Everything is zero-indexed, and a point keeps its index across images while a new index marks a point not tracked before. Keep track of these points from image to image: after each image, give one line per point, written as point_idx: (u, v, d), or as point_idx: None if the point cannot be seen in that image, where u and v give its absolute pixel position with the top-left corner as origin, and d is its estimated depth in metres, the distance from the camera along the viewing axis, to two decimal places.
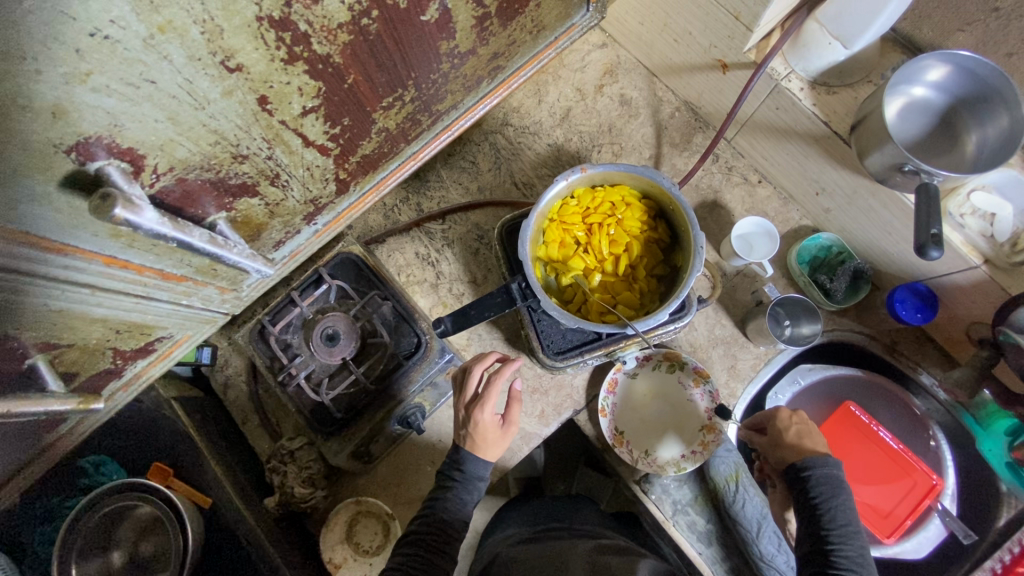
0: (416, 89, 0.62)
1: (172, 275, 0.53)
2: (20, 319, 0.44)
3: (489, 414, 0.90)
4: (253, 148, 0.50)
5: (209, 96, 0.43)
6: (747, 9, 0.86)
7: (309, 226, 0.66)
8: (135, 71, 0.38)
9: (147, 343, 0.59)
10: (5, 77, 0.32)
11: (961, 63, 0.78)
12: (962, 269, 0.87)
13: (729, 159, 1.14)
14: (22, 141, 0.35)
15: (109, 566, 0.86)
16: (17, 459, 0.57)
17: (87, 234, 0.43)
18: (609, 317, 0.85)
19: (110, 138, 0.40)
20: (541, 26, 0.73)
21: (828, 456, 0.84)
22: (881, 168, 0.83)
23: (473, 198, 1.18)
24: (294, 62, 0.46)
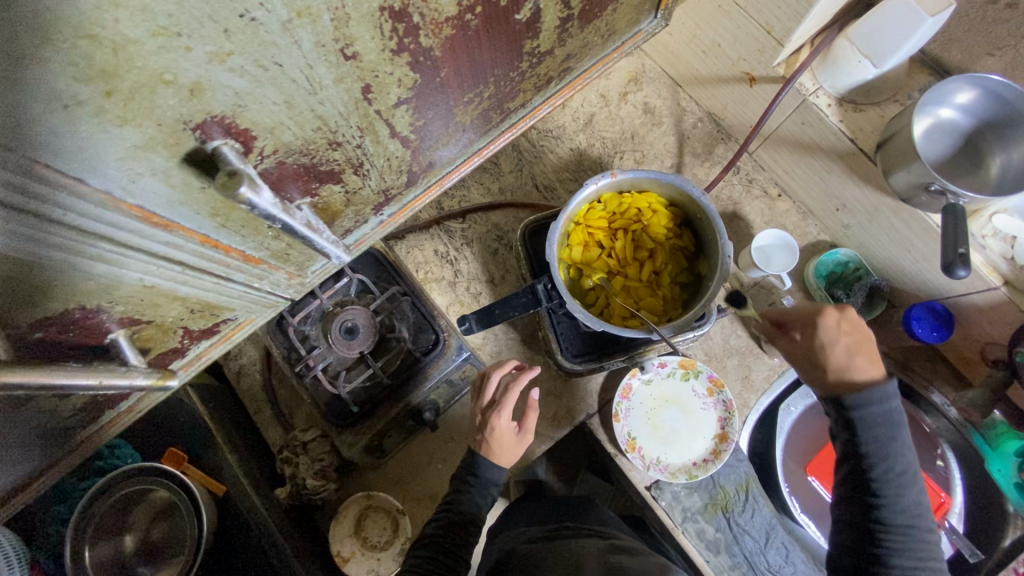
0: (497, 84, 0.61)
1: (253, 257, 0.52)
2: (114, 293, 0.42)
3: (505, 420, 0.91)
4: (348, 136, 0.49)
5: (323, 82, 0.42)
6: (779, 23, 0.87)
7: (376, 215, 0.64)
8: (268, 54, 0.37)
9: (214, 324, 0.55)
10: (159, 52, 0.32)
11: (990, 86, 0.80)
12: (980, 290, 0.88)
13: (750, 171, 1.15)
14: (158, 116, 0.34)
15: (121, 551, 0.86)
16: (59, 442, 0.51)
17: (190, 212, 0.42)
18: (631, 321, 0.85)
19: (230, 118, 0.39)
20: (613, 30, 0.73)
21: (887, 388, 0.71)
22: (905, 187, 0.84)
23: (494, 199, 1.18)
24: (400, 54, 0.46)
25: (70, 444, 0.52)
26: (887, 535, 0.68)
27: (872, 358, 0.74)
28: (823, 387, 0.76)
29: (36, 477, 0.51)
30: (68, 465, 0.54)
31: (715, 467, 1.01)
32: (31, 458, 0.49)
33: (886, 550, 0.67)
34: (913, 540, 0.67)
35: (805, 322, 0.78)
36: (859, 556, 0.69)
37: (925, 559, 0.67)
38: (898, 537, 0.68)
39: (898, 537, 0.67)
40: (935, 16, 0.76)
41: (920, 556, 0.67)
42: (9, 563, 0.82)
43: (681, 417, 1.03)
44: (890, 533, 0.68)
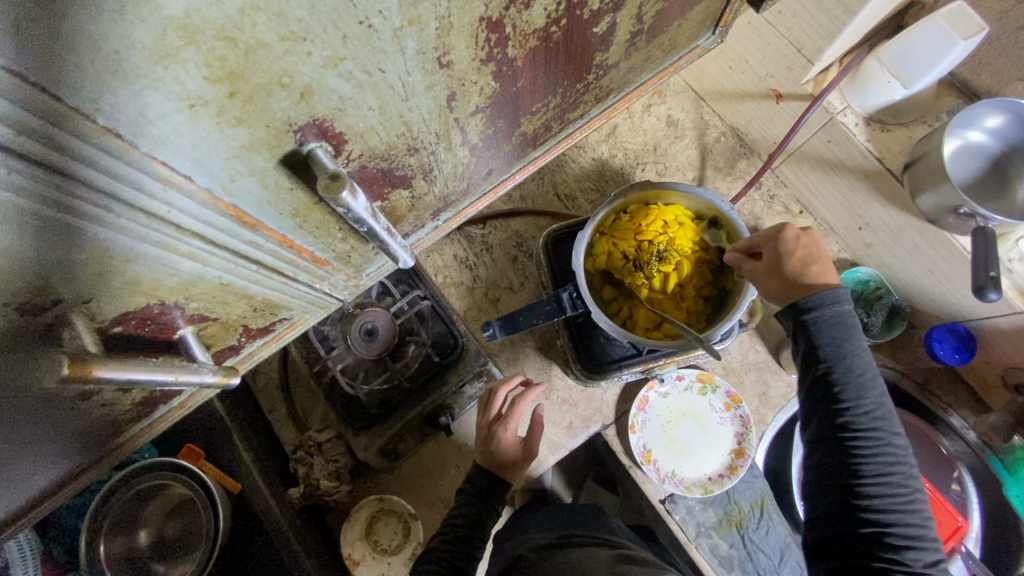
0: (564, 94, 0.62)
1: (320, 258, 0.52)
2: (193, 290, 0.42)
3: (511, 433, 0.94)
4: (425, 142, 0.49)
5: (415, 88, 0.43)
6: (810, 41, 0.88)
7: (432, 220, 0.64)
8: (375, 60, 0.37)
9: (271, 323, 0.54)
10: (283, 56, 0.32)
11: (1019, 112, 0.81)
12: (1004, 313, 0.88)
13: (772, 187, 1.15)
14: (268, 117, 0.35)
15: (134, 545, 0.86)
16: (112, 434, 0.50)
17: (274, 211, 0.42)
18: (655, 333, 0.86)
19: (328, 122, 0.39)
20: (674, 45, 0.73)
21: (840, 290, 0.69)
22: (933, 210, 0.85)
23: (515, 206, 1.19)
24: (488, 63, 0.46)
25: (122, 435, 0.51)
26: (856, 444, 0.66)
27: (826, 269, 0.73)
28: (782, 298, 0.73)
29: (76, 478, 0.49)
30: (116, 455, 0.53)
31: (730, 482, 1.01)
32: (85, 452, 0.48)
33: (857, 460, 0.65)
34: (881, 444, 0.65)
35: (768, 242, 0.75)
36: (833, 472, 0.67)
37: (895, 463, 0.65)
38: (867, 444, 0.65)
39: (868, 444, 0.65)
40: (967, 39, 0.77)
41: (890, 460, 0.65)
42: (24, 556, 0.81)
43: (697, 431, 1.03)
44: (858, 442, 0.66)
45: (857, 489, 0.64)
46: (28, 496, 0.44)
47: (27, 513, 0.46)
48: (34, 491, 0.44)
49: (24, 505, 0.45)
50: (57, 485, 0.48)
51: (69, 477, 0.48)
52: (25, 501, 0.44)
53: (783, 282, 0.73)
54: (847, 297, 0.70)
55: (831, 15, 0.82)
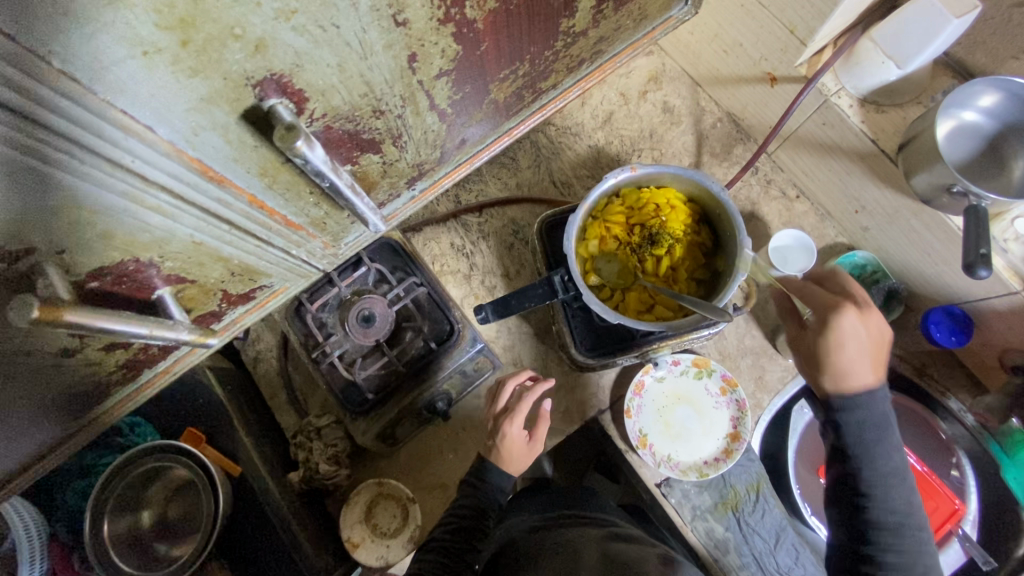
0: (532, 63, 0.62)
1: (294, 222, 0.54)
2: (166, 247, 0.45)
3: (518, 429, 0.93)
4: (391, 105, 0.51)
5: (374, 47, 0.44)
6: (803, 23, 0.88)
7: (409, 189, 0.66)
8: (327, 15, 0.38)
9: (251, 290, 0.57)
10: (231, 6, 0.34)
11: (1014, 89, 0.80)
12: (1002, 295, 0.88)
13: (768, 172, 1.15)
14: (225, 70, 0.37)
15: (137, 525, 0.88)
16: (105, 393, 0.54)
17: (241, 170, 0.44)
18: (646, 315, 0.86)
19: (287, 77, 0.40)
20: (644, 16, 0.73)
21: (861, 393, 0.74)
22: (927, 189, 0.84)
23: (511, 193, 1.19)
24: (447, 24, 0.46)
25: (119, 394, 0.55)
26: (872, 527, 0.72)
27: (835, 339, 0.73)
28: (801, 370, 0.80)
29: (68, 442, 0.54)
30: (114, 416, 0.57)
31: (726, 466, 1.01)
32: (74, 416, 0.52)
33: (870, 542, 0.72)
34: (894, 510, 0.72)
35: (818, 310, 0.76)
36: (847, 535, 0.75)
37: (910, 536, 0.71)
38: (886, 530, 0.71)
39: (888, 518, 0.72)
40: (960, 17, 0.76)
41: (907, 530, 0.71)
42: (29, 535, 0.84)
43: (693, 417, 1.03)
44: (875, 533, 0.72)
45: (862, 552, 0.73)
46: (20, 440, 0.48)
47: (25, 466, 0.52)
48: (27, 436, 0.49)
49: (21, 449, 0.49)
50: (50, 446, 0.52)
51: (61, 439, 0.53)
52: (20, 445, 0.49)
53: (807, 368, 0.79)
54: (871, 395, 0.74)
55: None
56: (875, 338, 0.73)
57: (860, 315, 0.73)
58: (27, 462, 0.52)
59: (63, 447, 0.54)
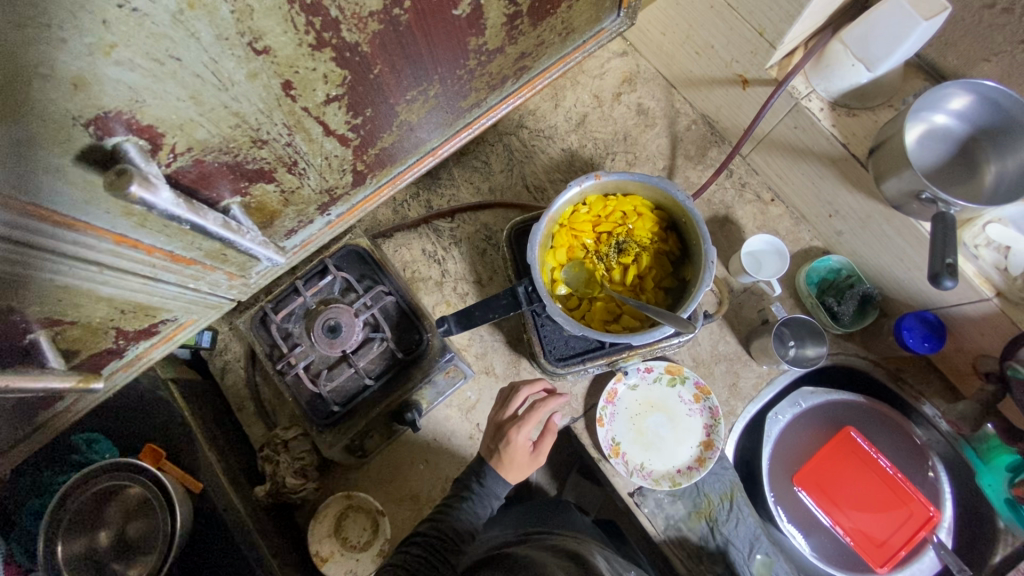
0: (443, 83, 0.62)
1: (182, 257, 0.53)
2: (29, 293, 0.44)
3: (524, 437, 0.91)
4: (273, 134, 0.50)
5: (233, 77, 0.43)
6: (771, 25, 0.86)
7: (323, 216, 0.65)
8: (160, 46, 0.38)
9: (149, 325, 0.58)
10: (30, 43, 0.33)
11: (985, 93, 0.78)
12: (972, 301, 0.87)
13: (743, 175, 1.13)
14: (42, 113, 0.36)
15: (94, 544, 0.85)
16: (10, 437, 0.54)
17: (100, 212, 0.43)
18: (612, 326, 0.85)
19: (131, 116, 0.40)
20: (571, 30, 0.71)
21: None
22: (897, 194, 0.83)
23: (484, 198, 1.17)
24: (321, 49, 0.46)
25: (25, 436, 0.56)
26: None
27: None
28: None
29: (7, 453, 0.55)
30: (22, 455, 0.58)
31: (699, 475, 1.00)
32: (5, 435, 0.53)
33: None
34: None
35: None
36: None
37: None
38: None
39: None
40: (929, 19, 0.74)
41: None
42: None
43: (666, 423, 1.02)
44: None
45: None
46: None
47: None
48: None
49: None
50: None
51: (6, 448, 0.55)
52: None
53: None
54: None
55: None
56: None
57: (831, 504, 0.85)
58: None
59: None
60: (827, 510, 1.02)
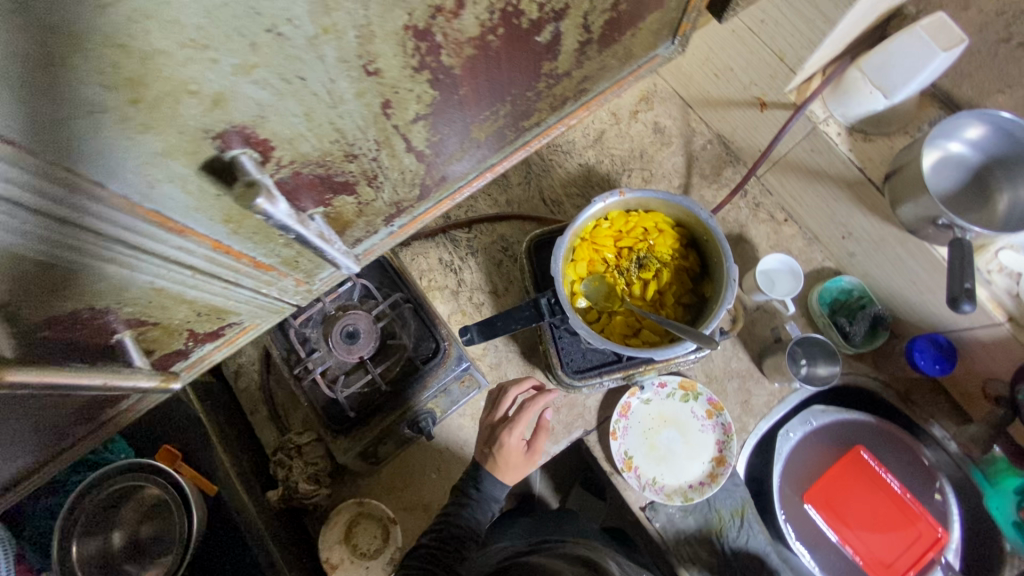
0: (514, 103, 0.60)
1: (263, 263, 0.51)
2: (122, 294, 0.41)
3: (516, 439, 0.91)
4: (364, 148, 0.48)
5: (344, 95, 0.41)
6: (793, 51, 0.88)
7: (387, 225, 0.63)
8: (293, 68, 0.36)
9: (219, 327, 0.54)
10: (184, 64, 0.31)
11: (1000, 124, 0.81)
12: (985, 325, 0.88)
13: (757, 195, 1.15)
14: (181, 126, 0.33)
15: (108, 547, 0.85)
16: (53, 447, 0.54)
17: (204, 218, 0.41)
18: (632, 340, 0.86)
19: (250, 129, 0.37)
20: (630, 55, 0.69)
21: None
22: (913, 219, 0.85)
23: (501, 210, 1.18)
24: (421, 71, 0.45)
25: (67, 445, 0.55)
26: None
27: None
28: None
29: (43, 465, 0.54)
30: (58, 468, 0.56)
31: (711, 491, 1.00)
32: (48, 444, 0.52)
33: None
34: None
35: None
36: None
37: None
38: None
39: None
40: (947, 51, 0.78)
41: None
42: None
43: (678, 438, 1.02)
44: None
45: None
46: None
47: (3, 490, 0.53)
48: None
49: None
50: (30, 470, 0.53)
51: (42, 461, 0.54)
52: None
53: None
54: None
55: (812, 25, 0.82)
56: None
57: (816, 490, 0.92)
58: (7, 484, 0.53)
59: (35, 475, 0.55)
60: (838, 530, 1.02)
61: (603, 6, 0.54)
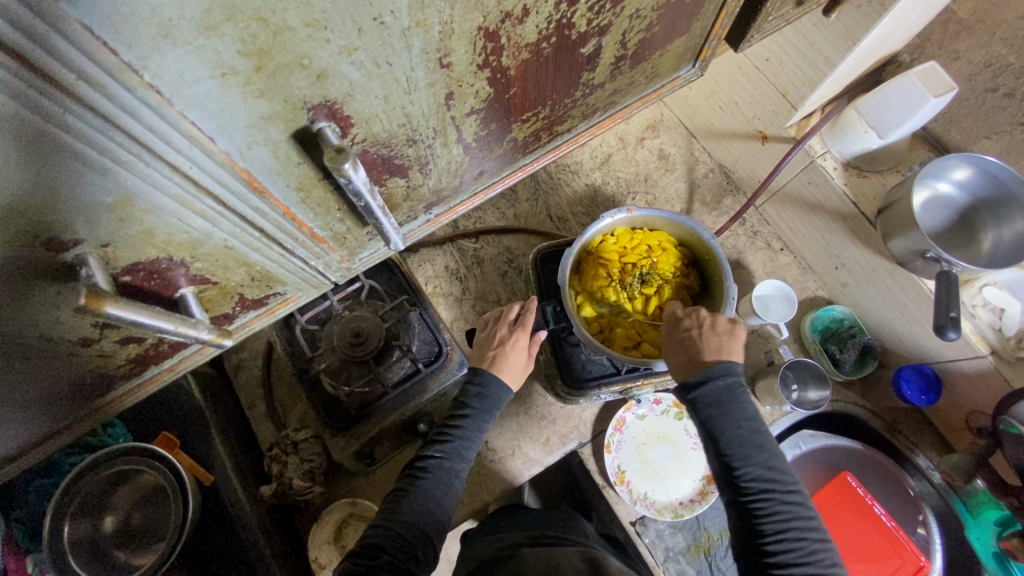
0: (553, 108, 0.63)
1: (317, 235, 0.55)
2: (199, 249, 0.45)
3: (526, 340, 0.85)
4: (423, 135, 0.53)
5: (417, 84, 0.46)
6: (795, 89, 0.94)
7: (425, 213, 0.67)
8: (384, 54, 0.41)
9: (265, 296, 0.57)
10: (305, 40, 0.36)
11: (985, 166, 0.86)
12: (968, 357, 0.92)
13: (755, 224, 1.19)
14: (286, 94, 0.38)
15: (99, 531, 0.85)
16: (76, 410, 0.55)
17: (282, 182, 0.46)
18: (631, 351, 0.89)
19: (338, 104, 0.42)
20: (655, 74, 0.73)
21: (727, 364, 0.70)
22: (902, 252, 0.89)
23: (508, 223, 1.22)
24: (484, 69, 0.49)
25: (88, 411, 0.56)
26: None
27: (709, 345, 0.73)
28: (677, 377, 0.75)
29: (63, 429, 0.56)
30: (72, 437, 0.57)
31: (700, 509, 1.02)
32: (76, 404, 0.54)
33: None
34: (775, 503, 0.66)
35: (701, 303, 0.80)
36: (744, 533, 0.67)
37: None
38: None
39: (729, 442, 0.69)
40: (938, 97, 0.83)
41: (774, 471, 0.68)
42: None
43: (670, 454, 1.04)
44: None
45: (764, 549, 0.64)
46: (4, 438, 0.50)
47: (24, 447, 0.54)
48: (25, 423, 0.51)
49: (21, 432, 0.52)
50: (50, 431, 0.55)
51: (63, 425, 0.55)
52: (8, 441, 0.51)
53: (670, 349, 0.76)
54: (772, 469, 0.68)
55: (813, 65, 0.88)
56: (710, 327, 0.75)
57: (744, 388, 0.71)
58: (27, 444, 0.54)
59: (54, 439, 0.56)
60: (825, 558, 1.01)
61: (640, 26, 0.57)
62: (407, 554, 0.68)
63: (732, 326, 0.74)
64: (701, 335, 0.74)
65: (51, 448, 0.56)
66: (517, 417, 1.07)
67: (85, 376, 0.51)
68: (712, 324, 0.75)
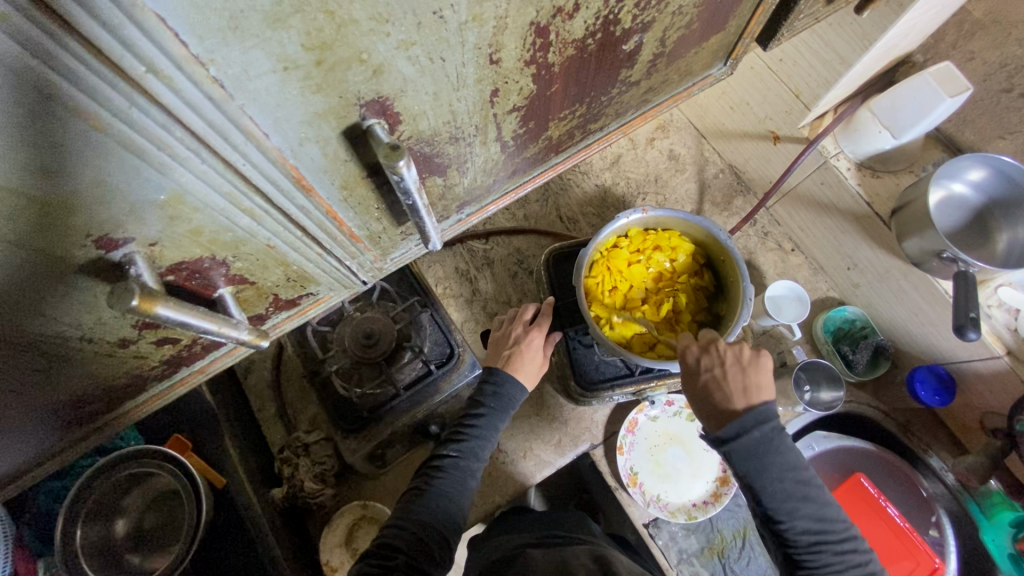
0: (589, 106, 0.63)
1: (354, 234, 0.55)
2: (242, 248, 0.45)
3: (542, 340, 0.85)
4: (466, 133, 0.52)
5: (467, 79, 0.46)
6: (809, 89, 0.94)
7: (457, 213, 0.67)
8: (439, 49, 0.40)
9: (299, 296, 0.57)
10: (366, 34, 0.35)
11: (1000, 166, 0.86)
12: (984, 358, 0.92)
13: (766, 225, 1.19)
14: (343, 89, 0.38)
15: (110, 535, 0.84)
16: (108, 409, 0.54)
17: (327, 180, 0.46)
18: (646, 353, 0.88)
19: (389, 101, 0.42)
20: (689, 72, 0.73)
21: (762, 417, 0.66)
22: (918, 253, 0.89)
23: (519, 224, 1.22)
24: (530, 65, 0.49)
25: (119, 412, 0.56)
26: None
27: (733, 387, 0.68)
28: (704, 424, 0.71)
29: (96, 430, 0.55)
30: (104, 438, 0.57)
31: (714, 510, 1.01)
32: (109, 404, 0.54)
33: None
34: (826, 555, 0.66)
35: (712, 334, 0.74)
36: None
37: None
38: None
39: (775, 501, 0.66)
40: (953, 98, 0.83)
41: (822, 522, 0.67)
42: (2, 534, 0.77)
43: (682, 455, 1.04)
44: None
45: None
46: (36, 435, 0.50)
47: (58, 447, 0.54)
48: (59, 423, 0.51)
49: (55, 432, 0.52)
50: (84, 431, 0.55)
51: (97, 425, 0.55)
52: (39, 439, 0.51)
53: (694, 394, 0.71)
54: (818, 515, 0.67)
55: (829, 66, 0.88)
56: (731, 365, 0.69)
57: (779, 431, 0.67)
58: (62, 444, 0.54)
59: (87, 440, 0.56)
60: None
61: (680, 23, 0.57)
62: (423, 553, 0.67)
63: (753, 359, 0.70)
64: (723, 376, 0.69)
65: (84, 447, 0.56)
66: (530, 418, 1.07)
67: (116, 377, 0.51)
68: (733, 363, 0.70)
